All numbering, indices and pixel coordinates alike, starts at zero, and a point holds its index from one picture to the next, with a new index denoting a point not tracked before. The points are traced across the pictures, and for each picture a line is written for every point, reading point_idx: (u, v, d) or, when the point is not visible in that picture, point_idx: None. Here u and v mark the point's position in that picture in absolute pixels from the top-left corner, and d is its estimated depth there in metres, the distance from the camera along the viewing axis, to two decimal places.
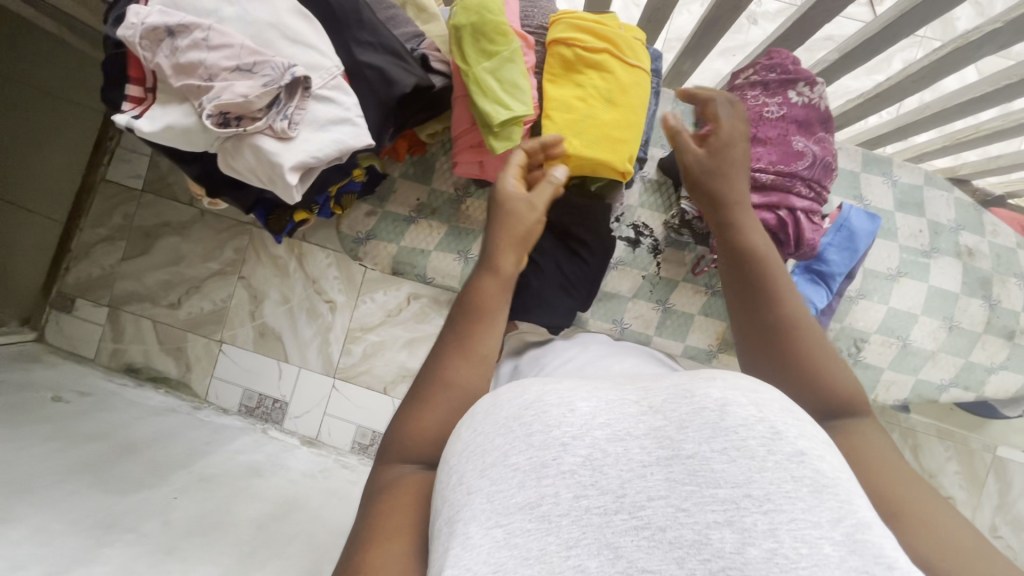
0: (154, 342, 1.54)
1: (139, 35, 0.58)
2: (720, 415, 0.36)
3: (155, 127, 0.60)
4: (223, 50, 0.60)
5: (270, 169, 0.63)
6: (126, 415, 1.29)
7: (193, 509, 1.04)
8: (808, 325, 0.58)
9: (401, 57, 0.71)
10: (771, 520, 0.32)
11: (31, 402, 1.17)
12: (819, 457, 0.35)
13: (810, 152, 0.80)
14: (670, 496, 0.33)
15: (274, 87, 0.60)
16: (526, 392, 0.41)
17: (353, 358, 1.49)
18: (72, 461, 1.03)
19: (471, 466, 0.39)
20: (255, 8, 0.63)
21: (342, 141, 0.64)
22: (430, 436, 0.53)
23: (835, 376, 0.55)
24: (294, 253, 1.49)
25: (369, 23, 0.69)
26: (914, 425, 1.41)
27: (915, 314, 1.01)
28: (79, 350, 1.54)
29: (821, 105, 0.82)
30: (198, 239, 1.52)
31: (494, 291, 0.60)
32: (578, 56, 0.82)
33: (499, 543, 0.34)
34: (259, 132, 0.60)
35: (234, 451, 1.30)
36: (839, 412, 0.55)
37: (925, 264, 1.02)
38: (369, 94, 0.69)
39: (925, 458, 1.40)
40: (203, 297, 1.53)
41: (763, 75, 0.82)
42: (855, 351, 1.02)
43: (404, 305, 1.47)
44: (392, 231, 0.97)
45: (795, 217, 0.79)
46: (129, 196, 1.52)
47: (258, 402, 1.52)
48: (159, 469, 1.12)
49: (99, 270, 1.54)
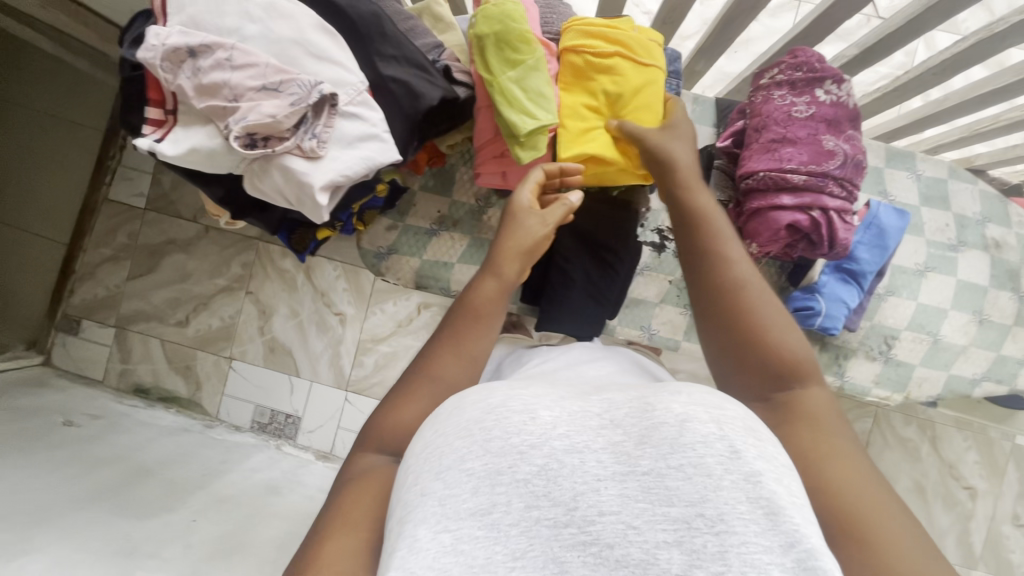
0: (163, 361, 1.52)
1: (160, 56, 0.57)
2: (679, 431, 0.35)
3: (179, 150, 0.59)
4: (247, 70, 0.59)
5: (299, 190, 0.61)
6: (139, 436, 1.27)
7: (213, 531, 1.03)
8: (753, 290, 0.58)
9: (425, 70, 0.70)
10: (721, 542, 0.32)
11: (42, 428, 1.15)
12: (774, 479, 0.35)
13: (841, 151, 0.74)
14: (623, 512, 0.34)
15: (301, 107, 0.58)
16: (491, 395, 0.40)
17: (366, 369, 1.48)
18: (89, 488, 1.02)
19: (427, 466, 0.38)
20: (279, 26, 0.62)
21: (370, 159, 0.62)
22: (404, 428, 0.52)
23: (782, 342, 0.54)
24: (302, 267, 1.49)
25: (392, 36, 0.68)
26: (932, 417, 1.40)
27: (945, 309, 0.90)
28: (86, 372, 1.52)
29: (850, 102, 0.77)
30: (205, 255, 1.51)
31: (493, 294, 0.62)
32: (588, 63, 0.78)
33: (445, 549, 0.34)
34: (286, 152, 0.59)
35: (250, 469, 1.29)
36: (785, 380, 0.53)
37: (953, 259, 0.90)
38: (394, 108, 0.68)
39: (944, 448, 1.40)
40: (211, 313, 1.52)
41: (788, 74, 0.78)
42: (885, 349, 0.91)
43: (415, 314, 1.47)
44: (415, 245, 0.92)
45: (827, 218, 0.74)
46: (133, 215, 1.51)
47: (270, 417, 1.50)
48: (176, 491, 1.11)
49: (104, 290, 1.53)
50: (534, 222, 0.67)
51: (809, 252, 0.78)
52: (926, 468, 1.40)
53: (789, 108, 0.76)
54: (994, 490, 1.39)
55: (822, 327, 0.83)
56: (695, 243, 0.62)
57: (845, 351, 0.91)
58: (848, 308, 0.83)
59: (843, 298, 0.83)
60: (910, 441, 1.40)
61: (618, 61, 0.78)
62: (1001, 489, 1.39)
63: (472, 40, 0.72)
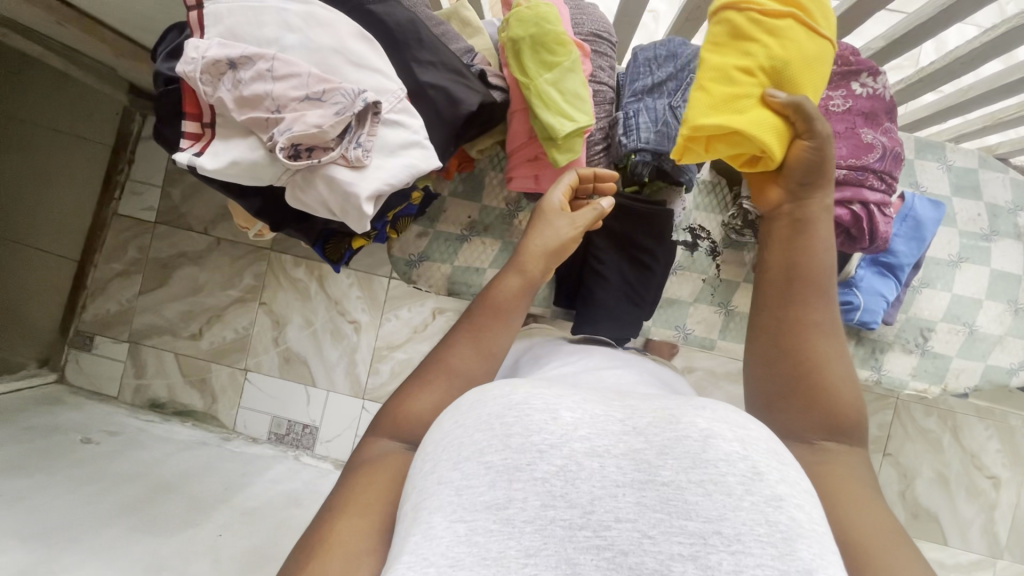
0: (177, 375, 1.51)
1: (200, 70, 0.57)
2: (702, 446, 0.35)
3: (221, 163, 0.59)
4: (290, 79, 0.58)
5: (344, 200, 0.60)
6: (158, 451, 1.27)
7: (239, 546, 1.02)
8: (827, 340, 0.59)
9: (461, 74, 0.69)
10: (736, 561, 0.32)
11: (61, 446, 1.14)
12: (796, 505, 0.34)
13: (880, 144, 0.74)
14: (638, 520, 0.33)
15: (345, 116, 0.58)
16: (513, 392, 0.39)
17: (382, 376, 1.47)
18: (112, 506, 1.01)
19: (445, 457, 0.38)
20: (318, 34, 0.60)
21: (414, 166, 0.62)
22: (419, 417, 0.52)
23: (843, 393, 0.56)
24: (315, 275, 1.48)
25: (428, 42, 0.68)
26: (953, 407, 1.40)
27: (980, 299, 0.89)
28: (100, 388, 1.52)
29: (886, 95, 0.76)
30: (217, 267, 1.50)
31: (515, 290, 0.62)
32: (752, 21, 0.67)
33: (459, 539, 0.34)
34: (331, 162, 0.59)
35: (271, 480, 1.28)
36: (829, 430, 0.54)
37: (986, 249, 0.90)
38: (434, 115, 0.67)
39: (966, 438, 1.40)
40: (225, 325, 1.51)
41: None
42: (921, 341, 0.90)
43: (429, 319, 1.47)
44: (446, 251, 0.91)
45: (868, 212, 0.74)
46: (144, 229, 1.50)
47: (288, 428, 1.49)
48: (200, 505, 1.10)
49: (117, 306, 1.52)
50: (566, 224, 0.67)
51: (848, 246, 0.77)
52: (948, 459, 1.39)
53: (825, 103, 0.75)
54: (1016, 478, 1.39)
55: (861, 322, 0.83)
56: (796, 274, 0.63)
57: (880, 345, 0.91)
58: (886, 301, 0.83)
59: (880, 291, 0.83)
60: (931, 432, 1.39)
61: (789, 26, 0.67)
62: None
63: (506, 45, 0.72)
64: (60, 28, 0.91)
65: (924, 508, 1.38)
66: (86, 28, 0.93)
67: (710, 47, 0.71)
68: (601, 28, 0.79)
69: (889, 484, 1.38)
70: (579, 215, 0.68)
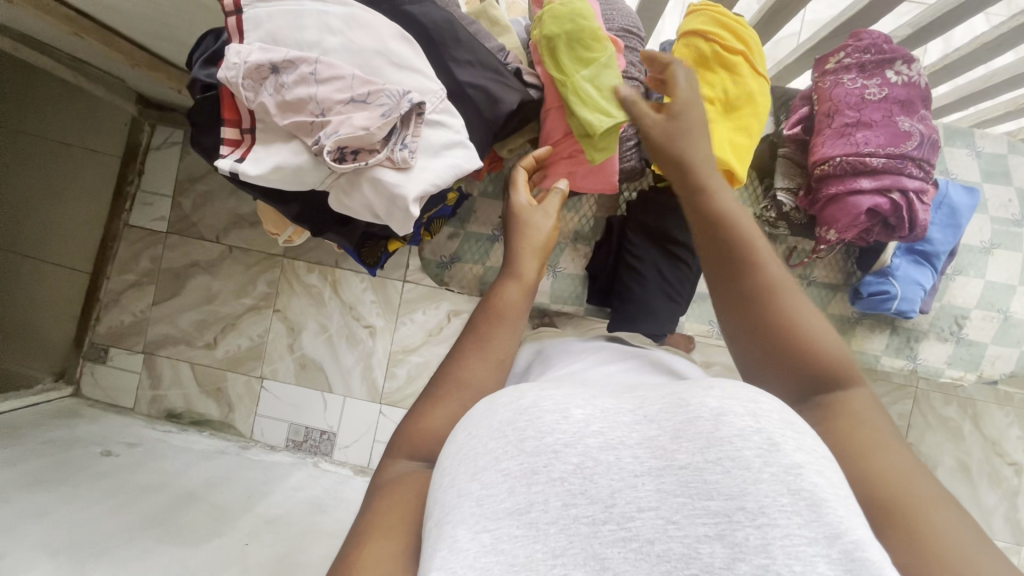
0: (193, 384, 1.51)
1: (243, 75, 0.57)
2: (715, 424, 0.34)
3: (263, 168, 0.58)
4: (334, 82, 0.57)
5: (389, 203, 0.60)
6: (177, 461, 1.26)
7: (268, 554, 1.02)
8: (784, 294, 0.50)
9: (500, 73, 0.69)
10: (763, 535, 0.30)
11: (81, 459, 1.14)
12: (816, 471, 0.32)
13: (917, 132, 0.73)
14: (661, 507, 0.32)
15: (392, 117, 0.57)
16: (522, 396, 0.38)
17: (399, 380, 1.47)
18: (139, 517, 1.01)
19: (462, 469, 0.37)
20: (360, 36, 0.60)
21: (459, 166, 0.62)
22: (436, 434, 0.50)
23: (819, 346, 0.48)
24: (329, 280, 1.48)
25: (465, 41, 0.67)
26: (972, 395, 1.40)
27: (1014, 285, 0.89)
28: (116, 400, 1.51)
29: (921, 82, 0.75)
30: (231, 274, 1.50)
31: (517, 297, 0.61)
32: (714, 54, 0.72)
33: (486, 549, 0.32)
34: (378, 164, 0.58)
35: (293, 488, 1.28)
36: (821, 384, 0.47)
37: (1018, 235, 0.89)
38: (475, 116, 0.68)
39: (986, 426, 1.39)
40: (239, 333, 1.50)
41: (856, 56, 0.76)
42: (955, 329, 0.90)
43: (445, 322, 1.46)
44: (477, 251, 0.91)
45: (907, 199, 0.73)
46: (155, 239, 1.50)
47: (305, 435, 1.49)
48: (224, 515, 1.10)
49: (131, 317, 1.52)
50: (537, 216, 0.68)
51: (885, 235, 0.77)
52: (969, 447, 1.39)
53: (861, 92, 0.74)
54: None
55: (899, 310, 0.83)
56: (715, 241, 0.53)
57: (912, 334, 0.91)
58: (924, 290, 0.83)
59: (917, 280, 0.83)
60: (952, 421, 1.39)
61: (741, 63, 0.72)
62: None
63: (541, 43, 0.72)
64: (80, 40, 0.91)
65: None
66: (104, 39, 0.93)
67: None
68: (630, 24, 0.78)
69: None
70: (549, 204, 0.69)
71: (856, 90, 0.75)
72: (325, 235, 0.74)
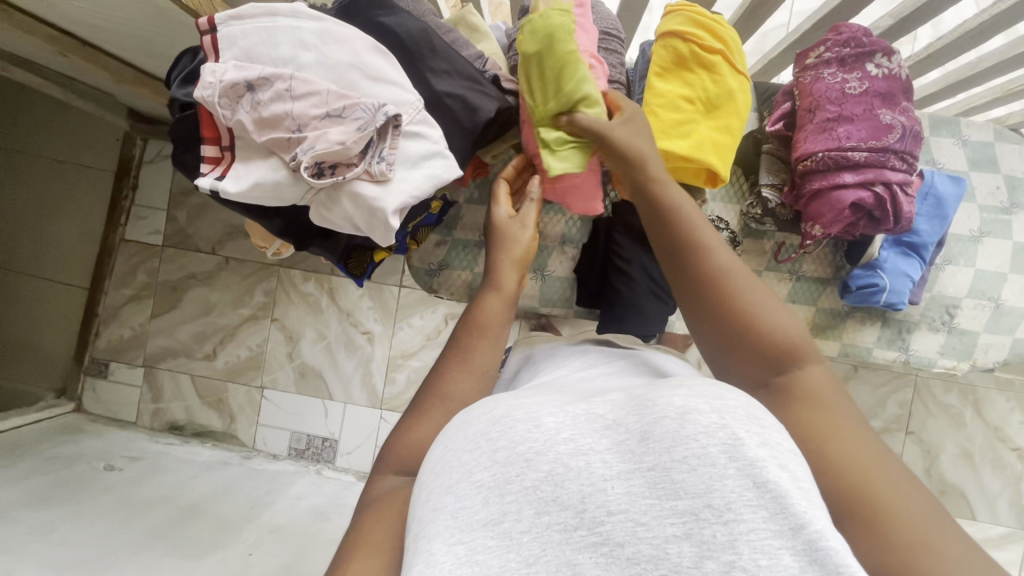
0: (194, 396, 1.51)
1: (219, 94, 0.57)
2: (680, 423, 0.33)
3: (241, 186, 0.59)
4: (309, 98, 0.58)
5: (370, 216, 0.60)
6: (180, 474, 1.27)
7: (271, 564, 1.03)
8: (737, 276, 0.50)
9: (478, 81, 0.68)
10: (731, 531, 0.29)
11: (85, 475, 1.15)
12: (780, 466, 0.31)
13: (900, 124, 0.72)
14: (631, 510, 0.31)
15: (368, 131, 0.58)
16: (497, 407, 0.38)
17: (399, 386, 1.48)
18: (141, 533, 1.01)
19: (438, 483, 0.36)
20: (335, 51, 0.60)
21: (438, 176, 0.62)
22: (422, 448, 0.50)
23: (774, 323, 0.47)
24: (326, 288, 1.49)
25: (441, 50, 0.67)
26: (973, 381, 1.39)
27: (1004, 273, 0.89)
28: (118, 414, 1.52)
29: (902, 75, 0.75)
30: (227, 285, 1.50)
31: (497, 309, 0.61)
32: (693, 55, 0.72)
33: (460, 561, 0.32)
34: (356, 178, 0.59)
35: (296, 496, 1.29)
36: (780, 364, 0.46)
37: (1007, 222, 0.89)
38: (455, 126, 0.68)
39: (987, 411, 1.39)
40: (238, 344, 1.51)
41: (836, 51, 0.75)
42: (947, 319, 0.90)
43: (442, 325, 1.47)
44: (465, 258, 0.91)
45: (891, 192, 0.73)
46: (151, 253, 1.51)
47: (307, 443, 1.49)
48: (227, 527, 1.10)
49: (130, 331, 1.52)
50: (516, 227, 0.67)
51: (870, 228, 0.77)
52: (972, 434, 1.39)
53: (843, 86, 0.74)
54: None
55: (888, 303, 0.83)
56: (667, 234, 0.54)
57: (904, 325, 0.91)
58: (911, 281, 0.83)
59: (905, 271, 0.83)
60: (953, 408, 1.39)
61: (720, 62, 0.72)
62: None
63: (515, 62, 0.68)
64: (65, 59, 0.92)
65: (950, 483, 1.38)
66: (89, 57, 0.93)
67: (656, 71, 0.74)
68: (609, 27, 0.78)
69: (914, 462, 1.39)
70: (527, 215, 0.69)
71: (837, 85, 0.74)
72: (309, 248, 0.76)
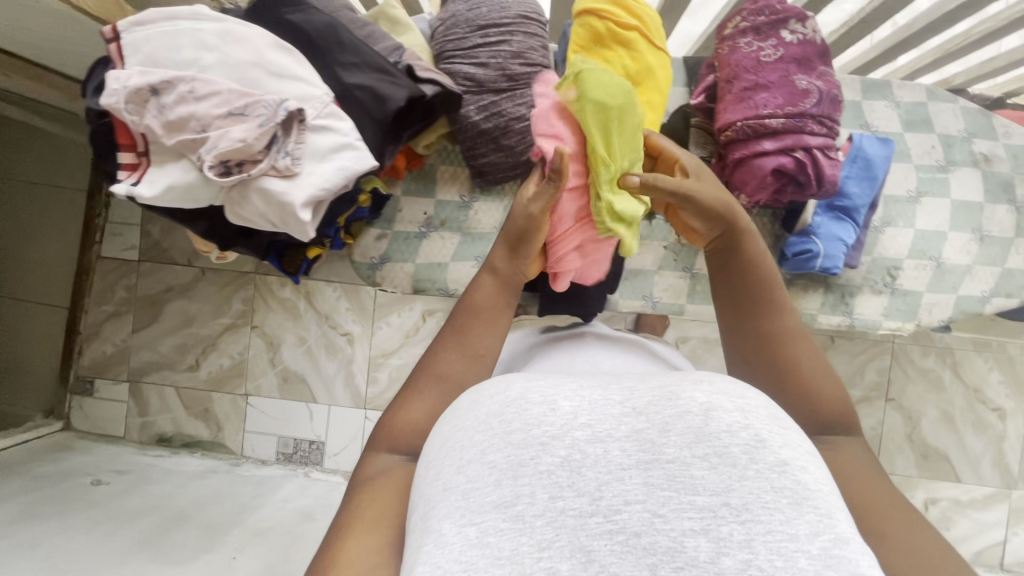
0: (180, 408, 1.53)
1: (124, 99, 0.60)
2: (705, 419, 0.37)
3: (156, 190, 0.62)
4: (211, 98, 0.61)
5: (281, 211, 0.65)
6: (168, 485, 1.29)
7: (256, 565, 1.05)
8: (799, 343, 0.58)
9: (387, 71, 0.71)
10: (748, 530, 0.32)
11: (72, 491, 1.17)
12: (802, 469, 0.36)
13: (816, 88, 0.73)
14: (648, 501, 0.34)
15: (270, 126, 0.62)
16: (510, 388, 0.42)
17: (380, 385, 1.48)
18: (127, 542, 1.04)
19: (448, 462, 0.40)
20: (236, 50, 0.64)
21: (347, 167, 0.66)
22: (416, 427, 0.54)
23: (825, 389, 0.56)
24: (302, 293, 1.49)
25: (349, 44, 0.71)
26: (949, 344, 1.39)
27: (943, 232, 0.89)
28: (107, 430, 1.53)
29: (817, 39, 0.76)
30: (206, 297, 1.51)
31: (492, 291, 0.64)
32: (610, 31, 0.74)
33: (471, 542, 0.34)
34: (262, 173, 0.63)
35: (283, 499, 1.30)
36: (828, 427, 0.55)
37: (944, 180, 0.90)
38: (363, 113, 0.70)
39: (965, 373, 1.39)
40: (220, 353, 1.52)
41: (751, 19, 0.76)
42: (889, 280, 0.90)
43: (420, 323, 1.48)
44: (406, 250, 0.89)
45: (812, 156, 0.73)
46: (128, 269, 1.52)
47: (295, 447, 1.50)
48: (214, 532, 1.12)
49: (113, 347, 1.54)
50: (517, 212, 0.67)
51: (797, 195, 0.77)
52: (952, 397, 1.39)
53: (757, 56, 0.75)
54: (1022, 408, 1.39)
55: (823, 268, 0.83)
56: (745, 291, 0.62)
57: (849, 290, 0.90)
58: (845, 245, 0.83)
59: (839, 236, 0.83)
60: (931, 371, 1.40)
61: (637, 38, 0.74)
62: None
63: (592, 111, 0.68)
64: (9, 79, 0.95)
65: (932, 447, 1.39)
66: (36, 77, 0.96)
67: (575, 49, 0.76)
68: (529, 9, 0.76)
69: (895, 429, 1.40)
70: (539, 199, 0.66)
71: (752, 54, 0.75)
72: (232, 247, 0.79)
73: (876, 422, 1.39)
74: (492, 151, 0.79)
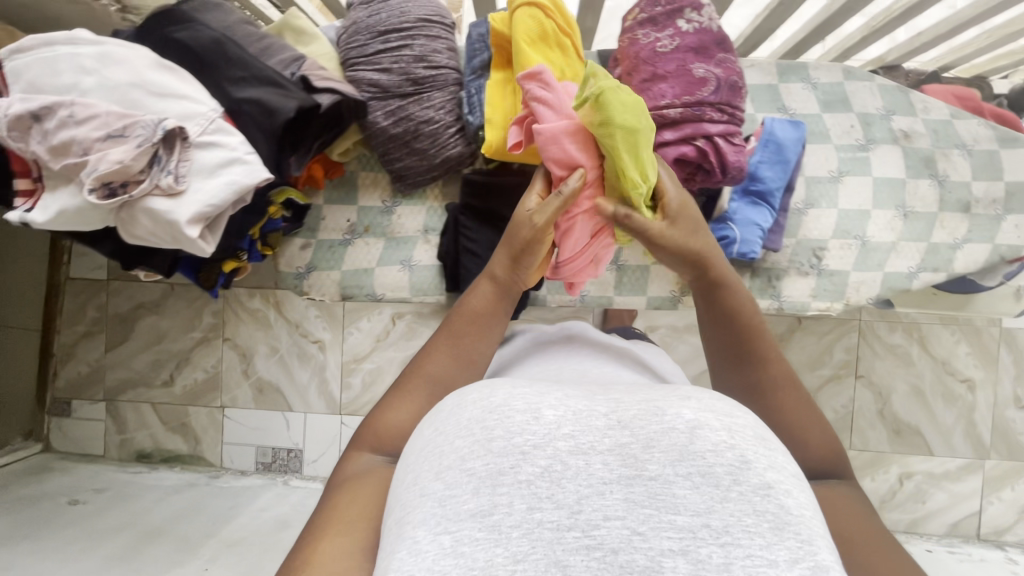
0: (158, 424, 1.53)
1: (6, 127, 0.63)
2: (689, 437, 0.36)
3: (48, 214, 0.66)
4: (90, 122, 0.64)
5: (170, 229, 0.68)
6: (145, 501, 1.30)
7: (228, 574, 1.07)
8: (791, 390, 0.61)
9: (280, 84, 0.77)
10: (726, 554, 0.32)
11: (46, 512, 1.19)
12: (786, 492, 0.35)
13: (713, 76, 0.78)
14: (627, 518, 0.33)
15: (146, 146, 0.65)
16: (494, 394, 0.41)
17: (355, 390, 1.49)
18: (99, 560, 1.05)
19: (428, 467, 0.40)
20: (114, 73, 0.68)
21: (235, 181, 0.69)
22: (399, 429, 0.57)
23: (816, 434, 0.59)
24: (271, 303, 1.50)
25: (238, 60, 0.76)
26: (916, 319, 1.39)
27: (867, 209, 0.93)
28: (87, 450, 1.55)
29: (712, 27, 0.80)
30: (176, 311, 1.52)
31: (488, 297, 0.67)
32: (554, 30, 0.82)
33: (444, 551, 0.34)
34: (146, 193, 0.66)
35: (260, 508, 1.31)
36: (820, 473, 0.58)
37: (864, 158, 0.94)
38: (253, 127, 0.75)
39: (933, 346, 1.40)
40: (194, 367, 1.53)
41: (649, 11, 0.81)
42: (815, 261, 0.94)
43: (390, 326, 1.48)
44: (331, 257, 1.00)
45: (714, 144, 0.78)
46: (97, 288, 1.53)
47: (273, 456, 1.51)
48: (187, 544, 1.14)
49: (87, 367, 1.55)
50: (524, 222, 0.68)
51: (706, 181, 0.81)
52: (921, 370, 1.40)
53: (655, 45, 0.80)
54: (991, 377, 1.39)
55: (741, 253, 0.87)
56: (733, 341, 0.64)
57: (776, 273, 0.94)
58: (762, 230, 0.87)
59: (755, 220, 0.87)
60: (899, 347, 1.40)
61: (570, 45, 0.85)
62: (997, 375, 1.38)
63: (625, 142, 0.67)
64: None
65: (904, 422, 1.40)
66: None
67: (525, 37, 0.81)
68: (432, 13, 0.85)
69: (866, 406, 1.40)
70: (549, 209, 0.67)
71: (649, 43, 0.80)
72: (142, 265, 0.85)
73: (846, 399, 1.40)
74: (405, 155, 0.90)
